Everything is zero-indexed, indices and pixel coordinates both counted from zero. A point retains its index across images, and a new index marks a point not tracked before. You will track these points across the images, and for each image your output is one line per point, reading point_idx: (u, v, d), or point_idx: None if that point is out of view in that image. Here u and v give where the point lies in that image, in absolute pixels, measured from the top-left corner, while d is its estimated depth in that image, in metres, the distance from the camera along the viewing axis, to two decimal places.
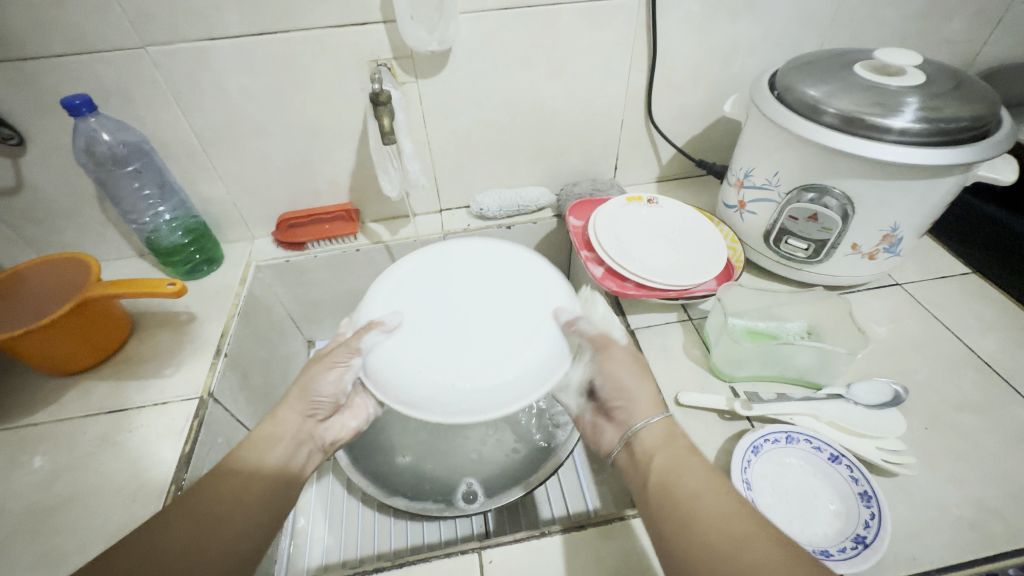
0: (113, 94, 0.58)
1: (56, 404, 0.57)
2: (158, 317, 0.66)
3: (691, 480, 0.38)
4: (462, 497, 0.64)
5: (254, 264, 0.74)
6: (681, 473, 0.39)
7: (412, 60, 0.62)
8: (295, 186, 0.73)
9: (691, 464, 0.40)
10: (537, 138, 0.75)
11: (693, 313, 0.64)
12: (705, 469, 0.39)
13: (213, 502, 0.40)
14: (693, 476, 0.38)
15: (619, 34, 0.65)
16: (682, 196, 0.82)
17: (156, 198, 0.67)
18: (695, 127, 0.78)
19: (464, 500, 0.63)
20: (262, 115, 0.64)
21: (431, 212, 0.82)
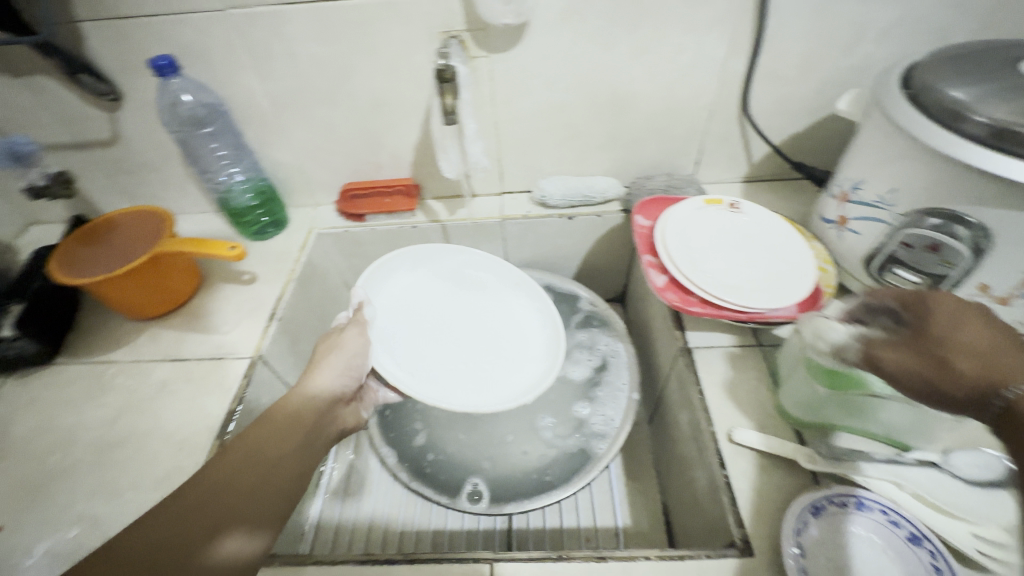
0: (195, 56, 0.60)
1: (129, 346, 0.62)
2: (224, 274, 0.70)
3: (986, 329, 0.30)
4: (467, 496, 0.64)
5: (315, 231, 0.76)
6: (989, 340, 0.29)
7: (485, 33, 0.58)
8: (359, 157, 0.72)
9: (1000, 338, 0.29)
10: (611, 124, 0.69)
11: (764, 338, 0.57)
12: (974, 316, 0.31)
13: (247, 463, 0.39)
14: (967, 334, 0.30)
15: (722, 12, 0.57)
16: (770, 201, 0.73)
17: (230, 159, 0.70)
18: (798, 124, 0.68)
19: (468, 500, 0.63)
20: (332, 85, 0.63)
21: (491, 195, 0.78)
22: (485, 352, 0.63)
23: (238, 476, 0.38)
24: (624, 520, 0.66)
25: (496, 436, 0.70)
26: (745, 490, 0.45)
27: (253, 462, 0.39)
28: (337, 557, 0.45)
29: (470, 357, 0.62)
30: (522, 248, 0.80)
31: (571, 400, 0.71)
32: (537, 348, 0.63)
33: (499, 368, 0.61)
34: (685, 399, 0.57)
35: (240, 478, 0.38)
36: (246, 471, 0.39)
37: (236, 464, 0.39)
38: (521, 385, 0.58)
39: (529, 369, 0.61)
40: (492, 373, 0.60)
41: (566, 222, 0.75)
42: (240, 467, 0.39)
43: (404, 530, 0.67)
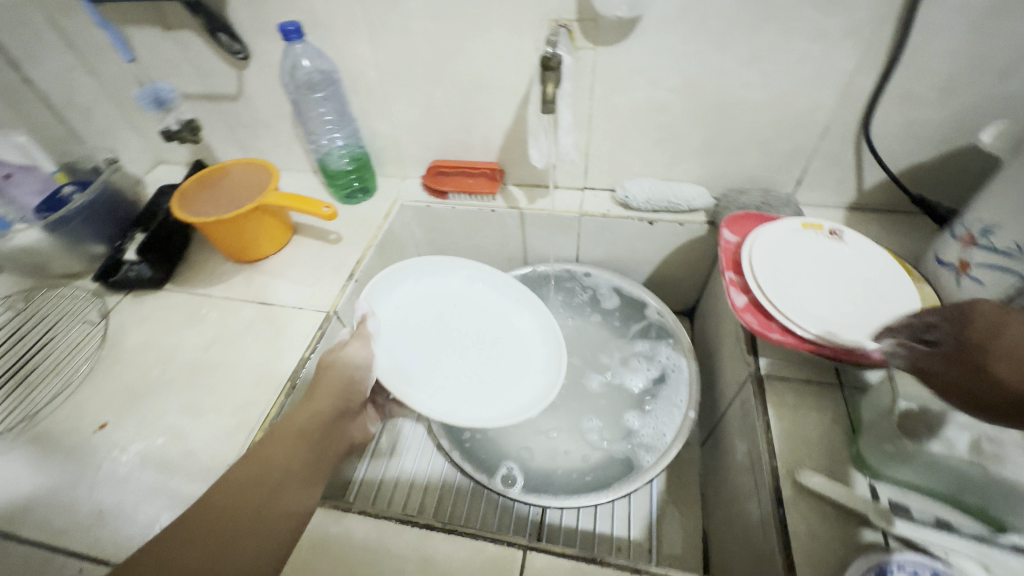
0: (319, 24, 0.63)
1: (226, 284, 0.68)
2: (313, 230, 0.75)
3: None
4: (501, 479, 0.65)
5: (399, 202, 0.79)
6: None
7: (595, 24, 0.57)
8: (451, 136, 0.74)
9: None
10: (711, 131, 0.66)
11: (846, 379, 0.52)
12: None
13: (267, 464, 0.41)
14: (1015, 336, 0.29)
15: (857, 22, 0.52)
16: (876, 233, 0.67)
17: (334, 125, 0.74)
18: (925, 153, 0.61)
19: (503, 482, 0.64)
20: (437, 63, 0.65)
21: (573, 189, 0.78)
22: (484, 365, 0.62)
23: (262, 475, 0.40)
24: (659, 537, 0.64)
25: (539, 428, 0.71)
26: (799, 534, 0.43)
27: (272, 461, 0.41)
28: (381, 512, 0.47)
29: (470, 368, 0.61)
30: (595, 246, 0.79)
31: (623, 407, 0.70)
32: (537, 361, 0.63)
33: (502, 380, 0.61)
34: (747, 427, 0.54)
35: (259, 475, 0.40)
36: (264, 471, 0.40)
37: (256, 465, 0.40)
38: (525, 401, 0.58)
39: (529, 384, 0.61)
40: (493, 386, 0.60)
41: (645, 226, 0.73)
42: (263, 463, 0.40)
43: (440, 502, 0.70)
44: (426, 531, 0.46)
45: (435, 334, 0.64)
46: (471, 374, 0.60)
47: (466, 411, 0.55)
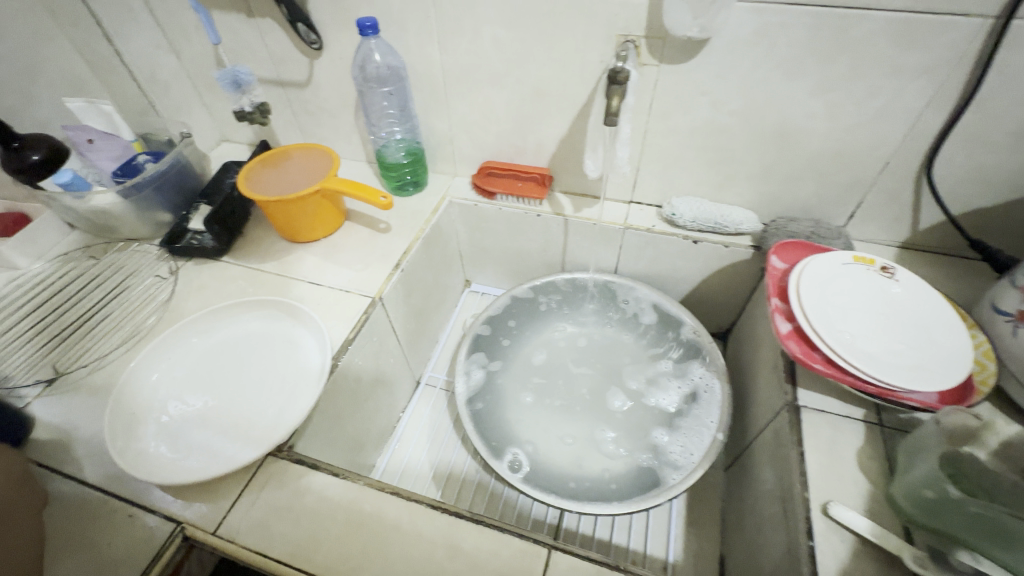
0: (394, 22, 0.66)
1: (279, 260, 0.71)
2: (365, 219, 0.77)
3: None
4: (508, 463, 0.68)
5: (448, 198, 0.81)
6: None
7: (663, 42, 0.58)
8: (506, 139, 0.76)
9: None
10: (768, 156, 0.66)
11: (887, 419, 0.51)
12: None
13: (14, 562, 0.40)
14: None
15: (933, 61, 0.52)
16: (929, 275, 0.66)
17: (395, 118, 0.77)
18: (989, 198, 0.60)
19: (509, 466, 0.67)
20: (503, 68, 0.67)
21: (620, 201, 0.79)
22: (253, 388, 0.57)
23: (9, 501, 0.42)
24: (675, 555, 0.64)
25: (553, 433, 0.72)
26: (829, 566, 0.42)
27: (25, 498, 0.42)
28: (413, 496, 0.49)
29: (244, 399, 0.56)
30: (636, 260, 0.80)
31: (648, 424, 0.71)
32: (287, 362, 0.59)
33: (277, 392, 0.56)
34: (779, 457, 0.54)
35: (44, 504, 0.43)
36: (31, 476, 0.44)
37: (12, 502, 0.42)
38: (290, 399, 0.55)
39: (290, 388, 0.56)
40: (265, 407, 0.55)
41: (689, 245, 0.74)
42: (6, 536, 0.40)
43: (460, 494, 0.72)
44: (455, 519, 0.47)
45: (230, 358, 0.59)
46: (258, 371, 0.58)
47: (276, 405, 0.55)
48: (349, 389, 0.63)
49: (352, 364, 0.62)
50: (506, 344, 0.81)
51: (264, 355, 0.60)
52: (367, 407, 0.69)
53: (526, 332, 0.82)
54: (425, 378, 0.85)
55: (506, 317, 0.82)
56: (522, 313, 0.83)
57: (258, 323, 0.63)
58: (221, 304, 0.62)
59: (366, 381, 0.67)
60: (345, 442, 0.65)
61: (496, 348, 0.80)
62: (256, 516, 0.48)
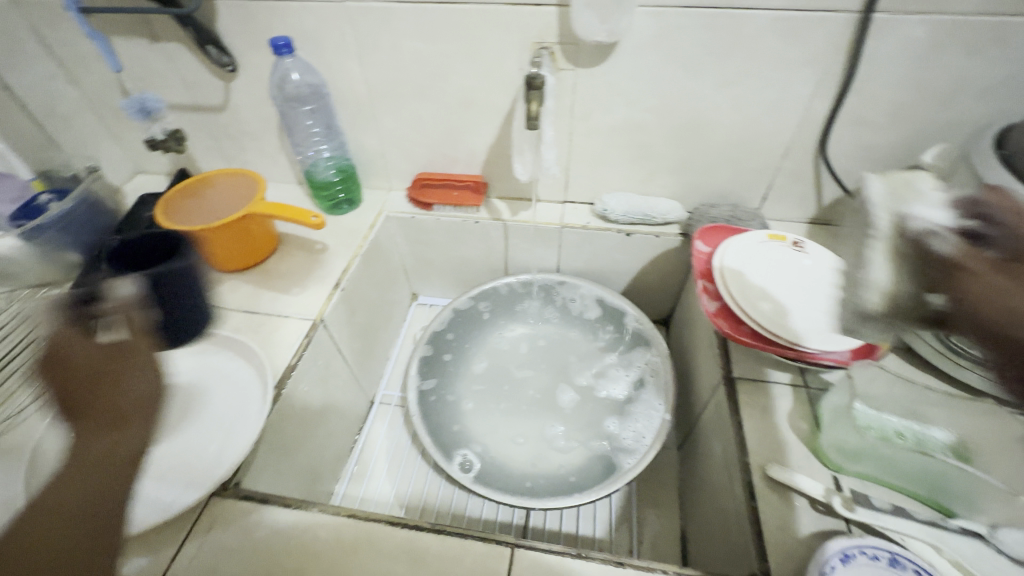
0: (310, 40, 0.65)
1: (210, 292, 0.68)
2: (299, 241, 0.75)
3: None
4: (459, 467, 0.67)
5: (384, 213, 0.81)
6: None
7: (576, 47, 0.61)
8: (437, 150, 0.77)
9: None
10: (684, 149, 0.70)
11: (811, 380, 0.56)
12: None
13: None
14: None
15: (814, 52, 0.57)
16: (836, 246, 0.72)
17: (321, 136, 0.76)
18: (876, 172, 0.67)
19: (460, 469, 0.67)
20: (426, 80, 0.68)
21: (554, 202, 0.81)
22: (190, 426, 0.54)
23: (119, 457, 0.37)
24: (640, 537, 0.66)
25: (502, 434, 0.72)
26: (773, 524, 0.45)
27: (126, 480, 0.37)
28: (371, 515, 0.48)
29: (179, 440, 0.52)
30: (576, 258, 0.83)
31: (602, 414, 0.73)
32: (223, 395, 0.56)
33: (214, 427, 0.53)
34: (721, 428, 0.57)
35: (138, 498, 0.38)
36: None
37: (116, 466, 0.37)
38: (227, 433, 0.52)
39: (229, 421, 0.54)
40: (202, 445, 0.52)
41: (623, 238, 0.77)
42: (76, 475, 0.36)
43: (425, 508, 0.71)
44: (416, 533, 0.47)
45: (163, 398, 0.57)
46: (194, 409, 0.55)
47: (214, 441, 0.52)
48: (297, 416, 0.60)
49: (298, 390, 0.60)
50: (448, 359, 0.79)
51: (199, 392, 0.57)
52: (319, 433, 0.67)
53: (468, 342, 0.82)
54: (379, 397, 0.84)
55: (445, 331, 0.80)
56: (461, 325, 0.82)
57: (191, 360, 0.60)
58: (149, 344, 0.59)
59: (315, 406, 0.65)
60: (298, 472, 0.63)
61: (438, 364, 0.78)
62: (204, 561, 0.45)
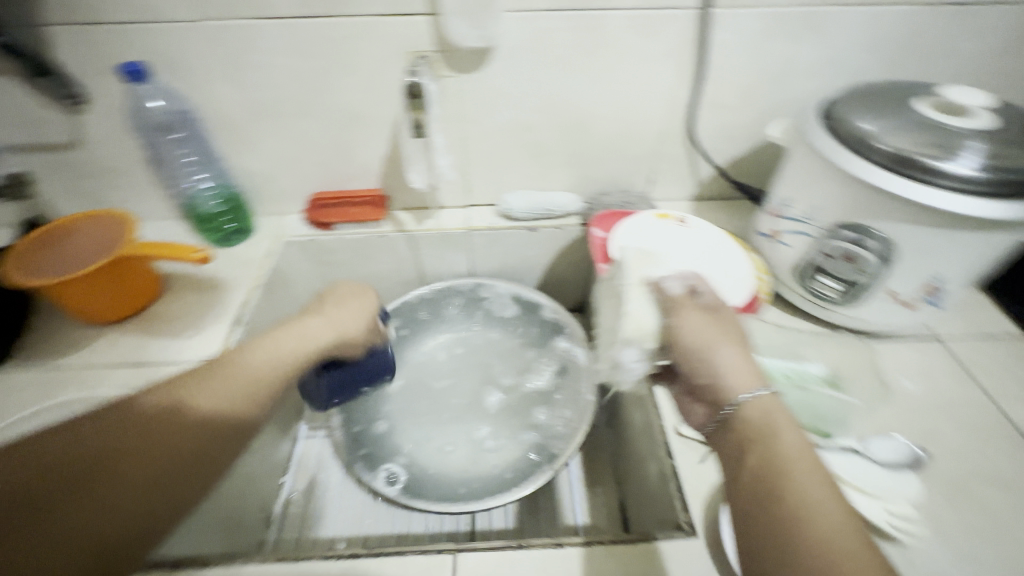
0: (168, 63, 0.61)
1: (86, 350, 0.61)
2: (188, 280, 0.69)
3: (729, 320, 0.45)
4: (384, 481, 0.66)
5: (282, 239, 0.77)
6: (722, 314, 0.45)
7: (454, 54, 0.62)
8: (329, 168, 0.74)
9: (715, 338, 0.42)
10: (572, 143, 0.74)
11: None
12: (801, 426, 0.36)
13: None
14: (788, 434, 0.35)
15: (668, 46, 0.63)
16: (717, 218, 0.79)
17: (197, 165, 0.70)
18: (739, 148, 0.75)
19: (385, 482, 0.66)
20: (306, 98, 0.66)
21: (458, 207, 0.82)
22: None
23: (181, 423, 0.39)
24: (584, 517, 0.69)
25: (434, 444, 0.72)
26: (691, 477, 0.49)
27: (174, 442, 0.38)
28: (302, 553, 0.46)
29: None
30: (488, 259, 0.84)
31: (532, 407, 0.75)
32: None
33: None
34: (639, 399, 0.61)
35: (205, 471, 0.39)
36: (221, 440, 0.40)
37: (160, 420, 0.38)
38: None
39: None
40: None
41: (529, 234, 0.79)
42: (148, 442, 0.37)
43: (367, 535, 0.68)
44: (353, 561, 0.45)
45: None
46: None
47: None
48: None
49: None
50: None
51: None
52: (240, 481, 0.62)
53: None
54: (304, 432, 0.79)
55: None
56: None
57: None
58: (21, 412, 0.54)
59: None
60: (220, 527, 0.58)
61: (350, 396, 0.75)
62: None
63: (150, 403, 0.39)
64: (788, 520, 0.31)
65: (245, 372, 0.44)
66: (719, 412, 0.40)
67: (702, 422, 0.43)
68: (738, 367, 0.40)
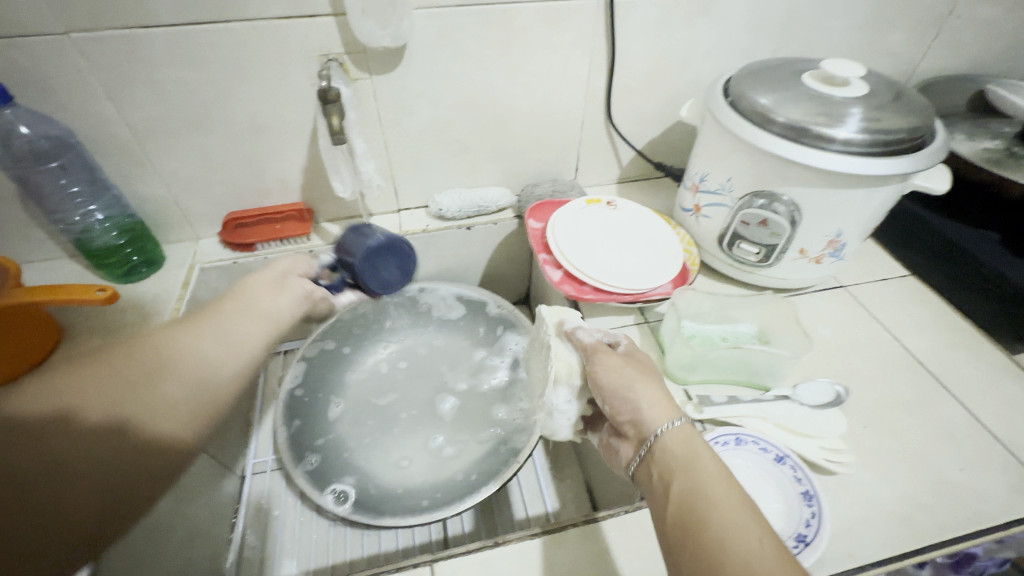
0: (32, 83, 0.53)
1: None
2: (91, 325, 0.62)
3: (646, 361, 0.49)
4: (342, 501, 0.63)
5: (198, 266, 0.71)
6: (638, 356, 0.49)
7: (365, 55, 0.60)
8: (242, 184, 0.69)
9: (634, 377, 0.45)
10: (497, 138, 0.74)
11: (650, 316, 0.64)
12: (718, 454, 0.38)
13: None
14: (709, 463, 0.37)
15: (578, 35, 0.65)
16: (642, 198, 0.83)
17: (85, 196, 0.62)
18: (654, 130, 0.79)
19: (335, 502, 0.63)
20: (205, 111, 0.60)
21: (389, 213, 0.79)
22: None
23: (68, 428, 0.34)
24: (553, 504, 0.70)
25: (394, 457, 0.69)
26: None
27: (59, 450, 0.33)
28: None
29: None
30: (426, 262, 0.82)
31: (490, 404, 0.75)
32: None
33: None
34: None
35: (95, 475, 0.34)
36: (115, 436, 0.36)
37: (39, 429, 0.33)
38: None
39: None
40: None
41: (465, 232, 0.79)
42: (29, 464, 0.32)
43: (334, 563, 0.64)
44: None
45: None
46: None
47: None
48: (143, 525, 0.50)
49: None
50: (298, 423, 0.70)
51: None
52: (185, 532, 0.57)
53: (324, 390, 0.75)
54: (250, 467, 0.73)
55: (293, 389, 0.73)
56: (312, 376, 0.75)
57: None
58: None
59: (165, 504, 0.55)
60: None
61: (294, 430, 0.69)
62: None
63: (25, 413, 0.33)
64: (713, 553, 0.32)
65: (138, 364, 0.41)
66: (642, 448, 0.41)
67: (627, 461, 0.44)
68: (658, 406, 0.42)
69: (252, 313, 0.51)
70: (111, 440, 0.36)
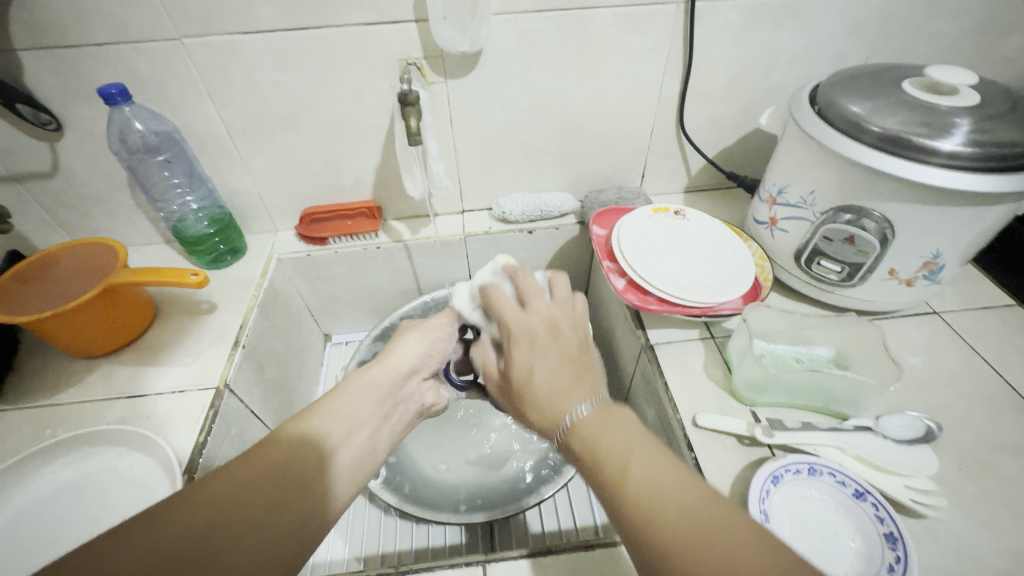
0: (148, 84, 0.59)
1: (79, 385, 0.58)
2: (181, 305, 0.67)
3: (567, 340, 0.43)
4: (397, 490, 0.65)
5: (275, 256, 0.75)
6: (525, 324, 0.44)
7: (443, 60, 0.61)
8: (320, 181, 0.73)
9: (529, 352, 0.43)
10: (565, 143, 0.74)
11: (716, 331, 0.62)
12: (621, 425, 0.36)
13: None
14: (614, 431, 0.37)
15: (655, 40, 0.63)
16: (711, 208, 0.80)
17: (184, 187, 0.68)
18: (728, 138, 0.76)
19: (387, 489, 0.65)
20: (293, 111, 0.64)
21: (453, 213, 0.81)
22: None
23: (276, 471, 0.36)
24: (602, 517, 0.68)
25: (445, 454, 0.70)
26: (714, 468, 0.49)
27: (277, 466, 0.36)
28: None
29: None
30: (486, 264, 0.83)
31: None
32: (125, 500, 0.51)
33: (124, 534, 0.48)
34: (652, 393, 0.61)
35: (268, 534, 0.34)
36: (301, 499, 0.36)
37: (280, 449, 0.38)
38: None
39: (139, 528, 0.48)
40: None
41: (527, 236, 0.79)
42: (211, 504, 0.33)
43: (385, 551, 0.66)
44: None
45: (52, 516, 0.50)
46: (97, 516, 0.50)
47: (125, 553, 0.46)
48: None
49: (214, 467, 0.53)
50: None
51: (91, 497, 0.51)
52: None
53: None
54: None
55: None
56: None
57: (70, 469, 0.53)
58: (15, 458, 0.52)
59: None
60: None
61: None
62: None
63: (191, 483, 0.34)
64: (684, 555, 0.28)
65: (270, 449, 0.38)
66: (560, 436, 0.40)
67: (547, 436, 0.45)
68: (558, 375, 0.41)
69: (398, 393, 0.49)
70: (290, 506, 0.35)
